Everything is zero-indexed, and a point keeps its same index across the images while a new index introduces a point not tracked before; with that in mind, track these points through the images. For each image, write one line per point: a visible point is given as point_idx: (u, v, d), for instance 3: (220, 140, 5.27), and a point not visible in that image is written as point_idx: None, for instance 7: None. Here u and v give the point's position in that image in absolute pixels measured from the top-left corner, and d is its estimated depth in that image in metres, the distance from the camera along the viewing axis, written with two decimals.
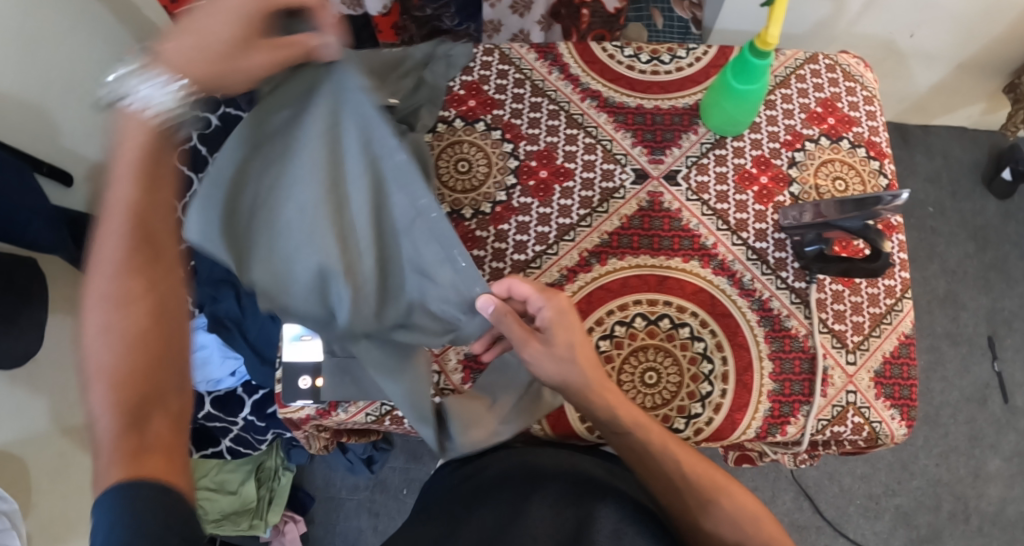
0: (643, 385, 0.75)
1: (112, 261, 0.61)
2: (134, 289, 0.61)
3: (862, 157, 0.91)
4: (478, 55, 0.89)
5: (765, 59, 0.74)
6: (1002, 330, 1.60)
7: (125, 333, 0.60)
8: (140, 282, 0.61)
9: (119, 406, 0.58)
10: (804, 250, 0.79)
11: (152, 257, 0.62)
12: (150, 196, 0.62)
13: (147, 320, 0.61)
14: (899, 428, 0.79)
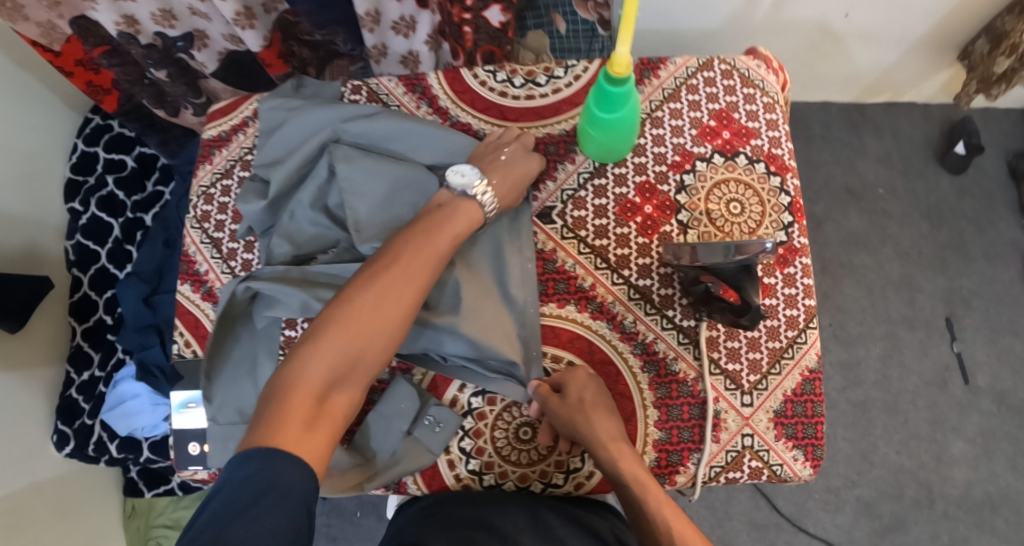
0: (518, 441, 0.73)
1: (386, 278, 0.63)
2: (384, 312, 0.62)
3: (762, 173, 0.81)
4: (349, 92, 0.89)
5: (621, 86, 0.68)
6: (960, 310, 1.54)
7: (360, 338, 0.61)
8: (398, 305, 0.63)
9: (329, 369, 0.58)
10: (690, 286, 0.74)
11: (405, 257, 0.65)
12: (435, 242, 0.67)
13: (374, 334, 0.61)
14: (803, 469, 0.74)
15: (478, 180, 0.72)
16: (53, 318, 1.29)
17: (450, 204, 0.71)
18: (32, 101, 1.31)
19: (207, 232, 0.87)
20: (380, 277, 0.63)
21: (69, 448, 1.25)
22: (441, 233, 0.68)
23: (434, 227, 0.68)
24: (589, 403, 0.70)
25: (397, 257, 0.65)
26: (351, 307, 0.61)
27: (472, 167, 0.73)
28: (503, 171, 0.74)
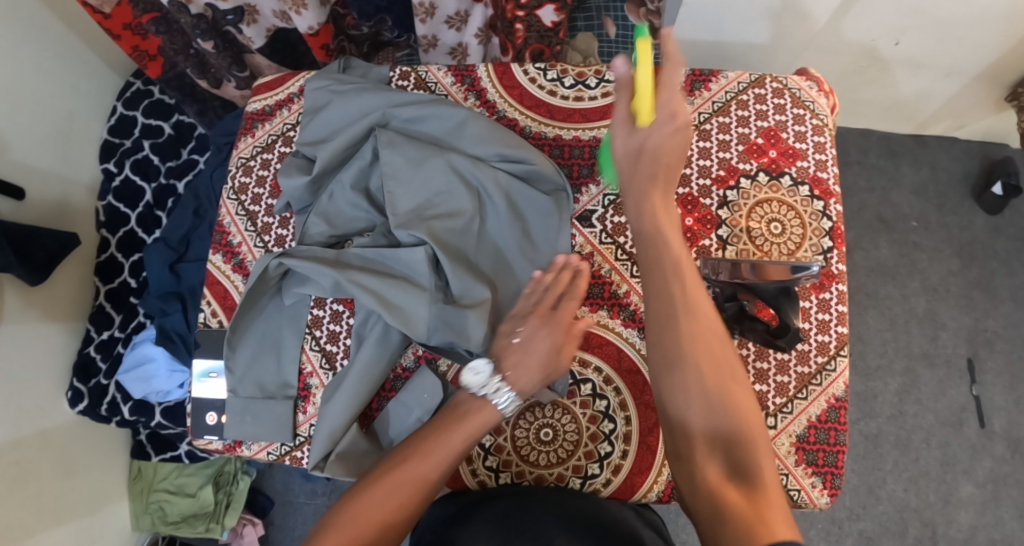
0: (538, 442, 0.73)
1: (390, 479, 0.60)
2: (389, 514, 0.58)
3: (805, 196, 0.79)
4: (395, 78, 0.89)
5: None
6: (983, 351, 1.51)
7: (361, 540, 0.56)
8: (400, 509, 0.59)
9: None
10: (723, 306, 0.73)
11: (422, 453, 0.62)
12: (448, 452, 0.62)
13: (373, 542, 0.57)
14: (821, 497, 0.74)
15: (492, 376, 0.65)
16: (76, 277, 1.29)
17: (468, 403, 0.65)
18: (74, 60, 1.31)
19: (243, 204, 0.87)
20: (386, 478, 0.60)
21: (83, 406, 1.25)
22: (454, 430, 0.64)
23: (451, 426, 0.64)
24: (659, 164, 0.61)
25: (402, 462, 0.61)
26: (356, 503, 0.59)
27: (486, 360, 0.67)
28: (518, 356, 0.66)
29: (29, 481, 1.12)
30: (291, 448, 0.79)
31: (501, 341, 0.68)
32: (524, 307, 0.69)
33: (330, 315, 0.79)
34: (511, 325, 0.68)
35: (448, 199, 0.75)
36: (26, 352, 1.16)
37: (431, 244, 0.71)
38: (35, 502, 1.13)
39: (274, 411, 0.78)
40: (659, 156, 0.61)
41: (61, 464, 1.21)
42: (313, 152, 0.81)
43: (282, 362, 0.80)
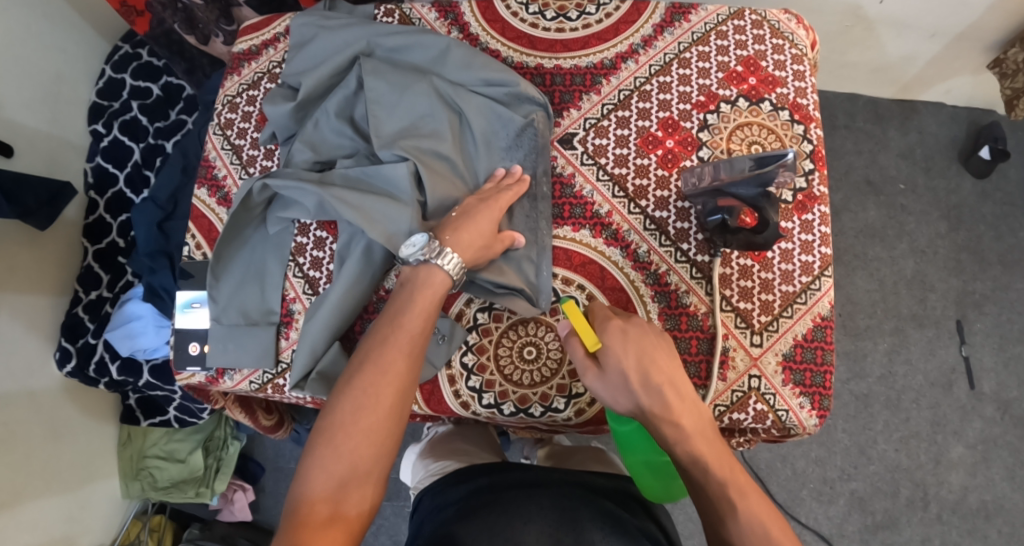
0: (521, 361, 0.73)
1: (359, 384, 0.58)
2: (369, 422, 0.57)
3: (785, 120, 0.80)
4: (380, 16, 0.89)
5: None
6: (972, 313, 1.51)
7: (358, 447, 0.56)
8: (380, 409, 0.58)
9: (328, 472, 0.56)
10: (707, 220, 0.73)
11: (384, 341, 0.61)
12: (410, 340, 0.61)
13: (370, 447, 0.57)
14: (809, 418, 0.73)
15: (430, 241, 0.66)
16: (65, 238, 1.28)
17: (411, 278, 0.66)
18: (61, 22, 1.31)
19: (229, 138, 0.88)
20: (353, 382, 0.59)
21: (71, 366, 1.23)
22: (409, 313, 0.63)
23: (405, 307, 0.63)
24: (646, 368, 0.63)
25: (366, 361, 0.60)
26: (333, 413, 0.58)
27: (422, 233, 0.68)
28: (458, 228, 0.67)
29: (16, 441, 1.11)
30: (273, 376, 0.79)
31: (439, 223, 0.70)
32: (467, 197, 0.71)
33: (313, 241, 0.80)
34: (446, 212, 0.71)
35: (430, 121, 0.76)
36: (16, 310, 1.16)
37: (413, 161, 0.72)
38: (21, 463, 1.11)
39: (259, 336, 0.78)
40: (641, 363, 0.63)
41: (48, 426, 1.20)
42: (298, 81, 0.82)
43: (267, 287, 0.80)
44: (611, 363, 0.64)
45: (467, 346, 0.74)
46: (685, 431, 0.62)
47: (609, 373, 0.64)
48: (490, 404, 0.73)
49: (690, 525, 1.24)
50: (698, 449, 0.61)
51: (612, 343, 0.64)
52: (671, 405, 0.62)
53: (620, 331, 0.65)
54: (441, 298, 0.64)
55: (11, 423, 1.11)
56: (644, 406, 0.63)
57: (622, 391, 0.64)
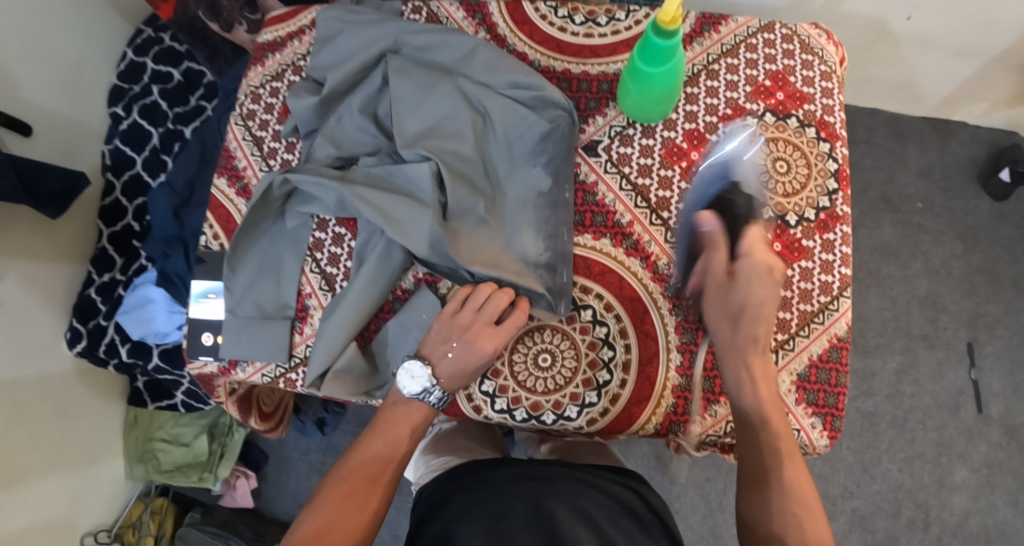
0: (536, 369, 0.73)
1: (344, 487, 0.66)
2: (352, 510, 0.64)
3: (811, 137, 0.79)
4: (408, 12, 0.88)
5: (670, 39, 0.66)
6: (983, 336, 1.50)
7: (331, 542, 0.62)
8: (365, 508, 0.65)
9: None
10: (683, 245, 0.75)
11: (372, 457, 0.68)
12: (386, 458, 0.68)
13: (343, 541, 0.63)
14: (820, 438, 0.73)
15: (428, 382, 0.69)
16: (80, 221, 1.28)
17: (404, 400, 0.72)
18: (84, 3, 1.31)
19: (250, 129, 0.88)
20: (337, 483, 0.66)
21: (80, 347, 1.24)
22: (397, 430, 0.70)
23: (392, 424, 0.70)
24: (755, 309, 0.70)
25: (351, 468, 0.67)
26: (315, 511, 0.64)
27: (421, 363, 0.70)
28: (453, 371, 0.70)
29: (23, 418, 1.11)
30: (285, 370, 0.80)
31: (436, 345, 0.71)
32: (463, 318, 0.70)
33: (332, 237, 0.80)
34: (444, 333, 0.71)
35: (453, 122, 0.76)
36: (30, 289, 1.16)
37: (436, 161, 0.72)
38: (29, 441, 1.12)
39: (274, 330, 0.78)
40: (758, 302, 0.70)
41: (57, 405, 1.20)
42: (323, 76, 0.81)
43: (281, 281, 0.80)
44: (741, 285, 0.71)
45: None
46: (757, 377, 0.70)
47: (734, 296, 0.71)
48: (502, 409, 0.73)
49: (690, 534, 1.24)
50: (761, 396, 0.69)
51: (756, 276, 0.70)
52: (756, 346, 0.70)
53: (765, 270, 0.70)
54: (427, 425, 0.71)
55: (21, 402, 1.11)
56: (739, 340, 0.70)
57: (728, 316, 0.71)
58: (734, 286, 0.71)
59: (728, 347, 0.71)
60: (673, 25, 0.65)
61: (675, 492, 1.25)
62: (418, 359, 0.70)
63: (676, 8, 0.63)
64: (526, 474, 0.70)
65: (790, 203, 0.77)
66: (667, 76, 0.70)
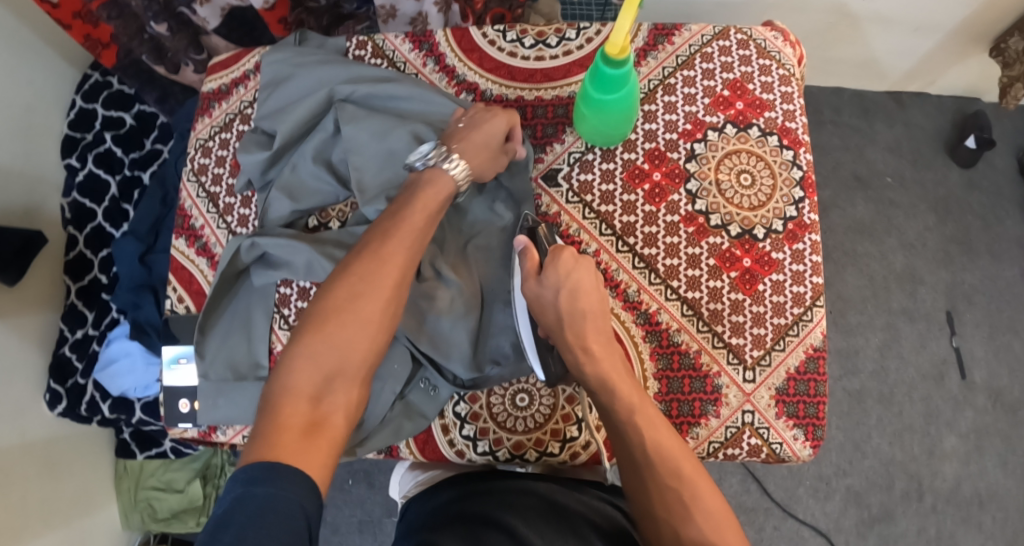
0: (514, 408, 0.73)
1: (355, 291, 0.62)
2: (367, 311, 0.61)
3: (774, 146, 0.79)
4: (353, 48, 0.86)
5: (621, 68, 0.65)
6: (962, 304, 1.52)
7: (347, 337, 0.60)
8: (376, 302, 0.62)
9: (316, 359, 0.59)
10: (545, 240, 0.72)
11: (383, 254, 0.64)
12: (404, 246, 0.65)
13: (356, 341, 0.61)
14: (803, 449, 0.73)
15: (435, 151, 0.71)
16: (46, 277, 1.25)
17: (417, 183, 0.69)
18: (29, 52, 1.26)
19: (203, 185, 0.86)
20: (351, 287, 0.62)
21: (61, 407, 1.21)
22: (409, 212, 0.67)
23: (406, 208, 0.67)
24: (576, 294, 0.66)
25: (365, 256, 0.64)
26: (328, 307, 0.61)
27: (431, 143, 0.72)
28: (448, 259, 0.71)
29: (14, 484, 1.07)
30: None
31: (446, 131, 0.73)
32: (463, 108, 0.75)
33: (297, 292, 0.79)
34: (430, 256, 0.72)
35: None
36: (4, 352, 1.13)
37: None
38: (22, 505, 1.08)
39: (249, 393, 0.77)
40: (574, 285, 0.66)
41: (46, 465, 1.17)
42: (271, 126, 0.80)
43: (252, 342, 0.79)
44: (550, 276, 0.66)
45: (459, 396, 0.74)
46: (598, 359, 0.66)
47: (545, 288, 0.67)
48: (485, 452, 0.73)
49: None
50: (609, 376, 0.65)
51: (561, 264, 0.66)
52: (587, 329, 0.67)
53: (573, 259, 0.67)
54: (443, 200, 0.69)
55: (9, 467, 1.07)
56: (566, 331, 0.66)
57: (550, 309, 0.67)
58: (544, 281, 0.66)
59: (561, 341, 0.67)
60: (622, 54, 0.65)
61: None
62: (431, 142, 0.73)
63: (625, 39, 0.63)
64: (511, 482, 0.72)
65: (756, 216, 0.76)
66: (622, 103, 0.69)
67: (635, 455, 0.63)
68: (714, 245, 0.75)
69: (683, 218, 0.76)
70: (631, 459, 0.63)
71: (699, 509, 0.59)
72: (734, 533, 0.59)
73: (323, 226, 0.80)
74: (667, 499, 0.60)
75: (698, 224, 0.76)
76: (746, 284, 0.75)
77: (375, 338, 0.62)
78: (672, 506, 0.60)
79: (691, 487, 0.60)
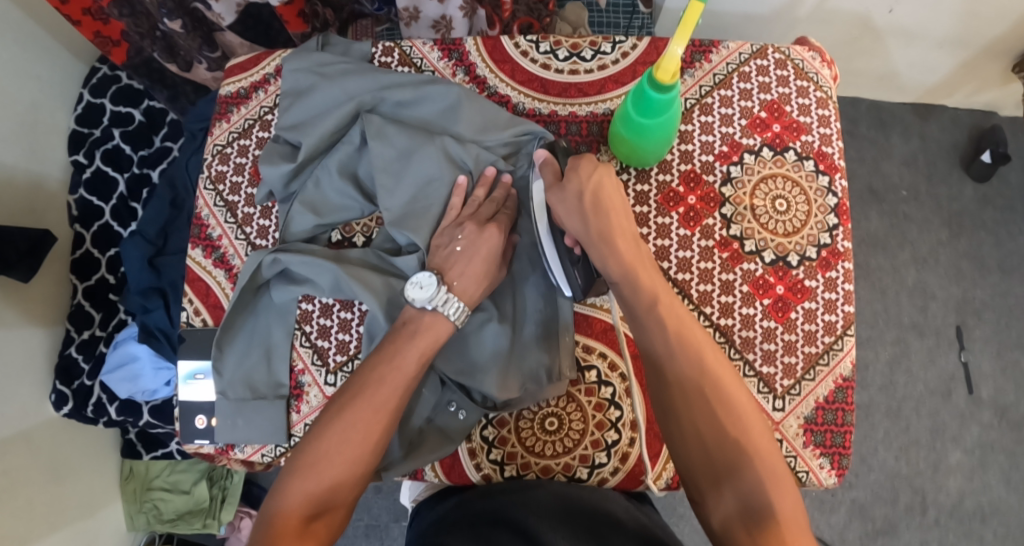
0: (543, 432, 0.72)
1: (352, 416, 0.60)
2: (356, 453, 0.60)
3: (810, 171, 0.77)
4: (379, 55, 0.84)
5: (668, 92, 0.64)
6: (971, 320, 1.51)
7: (337, 479, 0.59)
8: (368, 444, 0.60)
9: (307, 494, 0.58)
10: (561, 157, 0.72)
11: (377, 396, 0.62)
12: (398, 386, 0.63)
13: (345, 478, 0.59)
14: (828, 478, 0.73)
15: (437, 289, 0.66)
16: (52, 279, 1.22)
17: (416, 320, 0.66)
18: (36, 47, 1.22)
19: (221, 194, 0.84)
20: (346, 417, 0.61)
21: (67, 408, 1.18)
22: (408, 351, 0.64)
23: (405, 346, 0.64)
24: (599, 195, 0.66)
25: (360, 393, 0.62)
26: (321, 446, 0.59)
27: (429, 273, 0.67)
28: (461, 265, 0.68)
29: (19, 489, 1.05)
30: (285, 450, 0.78)
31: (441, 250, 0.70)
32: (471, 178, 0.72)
33: (320, 309, 0.77)
34: (449, 236, 0.71)
35: (437, 187, 0.75)
36: (8, 357, 1.10)
37: (424, 248, 0.73)
38: (27, 512, 1.05)
39: (269, 412, 0.76)
40: (598, 187, 0.66)
41: (51, 469, 1.14)
42: (295, 137, 0.77)
43: (273, 360, 0.77)
44: (573, 180, 0.66)
45: (486, 419, 0.73)
46: (622, 252, 0.65)
47: (568, 192, 0.66)
48: (513, 476, 0.72)
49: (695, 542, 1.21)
50: (633, 270, 0.65)
51: (582, 169, 0.67)
52: (612, 226, 0.66)
53: (592, 165, 0.67)
54: (442, 344, 0.66)
55: (14, 473, 1.04)
56: (591, 230, 0.65)
57: (573, 210, 0.66)
58: (568, 184, 0.66)
59: (587, 239, 0.66)
60: (672, 80, 0.64)
61: (678, 498, 1.23)
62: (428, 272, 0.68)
63: (677, 65, 0.62)
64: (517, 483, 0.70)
65: (790, 243, 0.75)
66: (662, 128, 0.68)
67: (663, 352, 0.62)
68: (748, 271, 0.74)
69: (717, 243, 0.75)
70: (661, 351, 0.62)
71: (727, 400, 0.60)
72: (755, 418, 0.60)
73: (347, 241, 0.79)
74: (690, 390, 0.60)
75: (732, 250, 0.75)
76: (778, 311, 0.74)
77: (364, 477, 0.61)
78: (696, 397, 0.60)
79: (714, 379, 0.61)
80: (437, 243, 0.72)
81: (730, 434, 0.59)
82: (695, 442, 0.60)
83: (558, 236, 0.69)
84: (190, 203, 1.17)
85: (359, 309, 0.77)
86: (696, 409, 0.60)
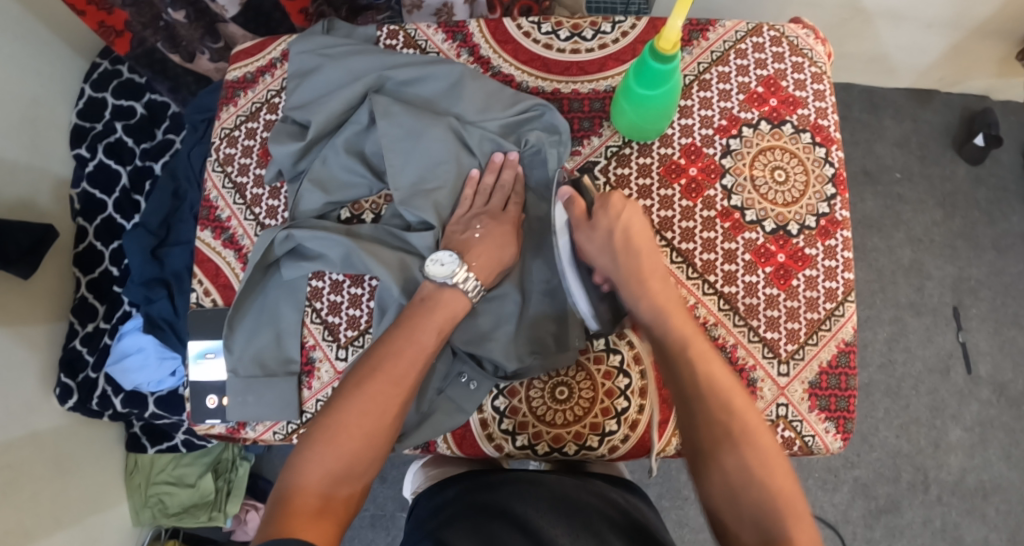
0: (553, 401, 0.73)
1: (369, 389, 0.61)
2: (374, 425, 0.60)
3: (807, 143, 0.79)
4: (384, 38, 0.85)
5: (669, 63, 0.66)
6: (967, 299, 1.53)
7: (356, 449, 0.59)
8: (386, 417, 0.61)
9: (327, 465, 0.58)
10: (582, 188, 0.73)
11: (394, 369, 0.63)
12: (413, 360, 0.64)
13: (364, 447, 0.59)
14: (834, 441, 0.74)
15: (458, 267, 0.68)
16: (55, 272, 1.23)
17: (432, 296, 0.68)
18: (39, 41, 1.23)
19: (229, 175, 0.85)
20: (364, 389, 0.61)
21: (72, 402, 1.19)
22: (424, 328, 0.66)
23: (417, 322, 0.66)
24: (628, 234, 0.68)
25: (378, 368, 0.63)
26: (339, 417, 0.60)
27: (451, 253, 0.70)
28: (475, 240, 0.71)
29: (23, 482, 1.05)
30: (297, 427, 0.78)
31: (459, 235, 0.73)
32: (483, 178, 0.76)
33: (330, 286, 0.78)
34: (465, 224, 0.73)
35: (446, 165, 0.76)
36: (12, 350, 1.10)
37: (437, 227, 0.74)
38: (30, 505, 1.05)
39: (281, 389, 0.76)
40: (625, 226, 0.68)
41: (55, 461, 1.14)
42: (304, 117, 0.78)
43: (284, 339, 0.78)
44: (600, 219, 0.69)
45: (498, 390, 0.74)
46: (653, 291, 0.67)
47: (597, 230, 0.69)
48: (524, 446, 0.73)
49: (701, 520, 1.22)
50: (664, 310, 0.66)
51: (610, 207, 0.69)
52: (642, 266, 0.68)
53: (621, 202, 0.69)
54: (458, 320, 0.68)
55: (16, 465, 1.05)
56: (620, 269, 0.68)
57: (603, 249, 0.69)
58: (596, 223, 0.69)
59: (617, 278, 0.68)
60: (673, 50, 0.65)
61: (683, 479, 1.23)
62: (450, 251, 0.70)
63: (677, 34, 0.64)
64: (523, 477, 0.70)
65: (790, 212, 0.77)
66: (663, 99, 0.70)
67: (684, 386, 0.62)
68: (750, 240, 0.76)
69: (719, 214, 0.76)
70: (684, 388, 0.62)
71: (751, 444, 0.58)
72: (785, 469, 0.57)
73: (356, 218, 0.80)
74: (713, 429, 0.59)
75: (733, 220, 0.76)
76: (780, 279, 0.75)
77: (382, 451, 0.61)
78: (721, 434, 0.59)
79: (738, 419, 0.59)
80: (452, 229, 0.74)
81: (755, 477, 0.56)
82: (718, 481, 0.57)
83: (589, 275, 0.71)
84: (195, 193, 1.17)
85: (369, 285, 0.78)
86: (720, 452, 0.58)
